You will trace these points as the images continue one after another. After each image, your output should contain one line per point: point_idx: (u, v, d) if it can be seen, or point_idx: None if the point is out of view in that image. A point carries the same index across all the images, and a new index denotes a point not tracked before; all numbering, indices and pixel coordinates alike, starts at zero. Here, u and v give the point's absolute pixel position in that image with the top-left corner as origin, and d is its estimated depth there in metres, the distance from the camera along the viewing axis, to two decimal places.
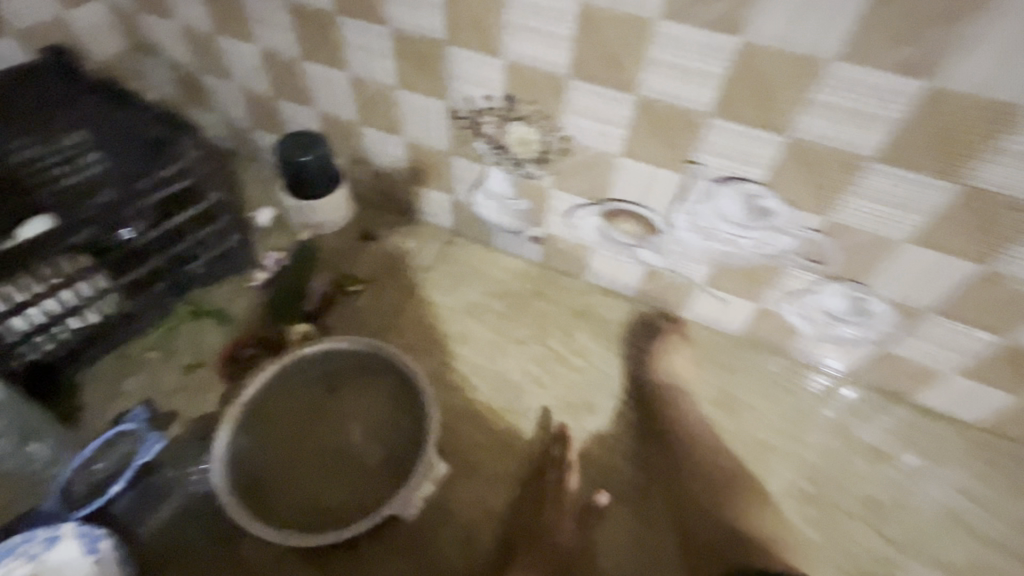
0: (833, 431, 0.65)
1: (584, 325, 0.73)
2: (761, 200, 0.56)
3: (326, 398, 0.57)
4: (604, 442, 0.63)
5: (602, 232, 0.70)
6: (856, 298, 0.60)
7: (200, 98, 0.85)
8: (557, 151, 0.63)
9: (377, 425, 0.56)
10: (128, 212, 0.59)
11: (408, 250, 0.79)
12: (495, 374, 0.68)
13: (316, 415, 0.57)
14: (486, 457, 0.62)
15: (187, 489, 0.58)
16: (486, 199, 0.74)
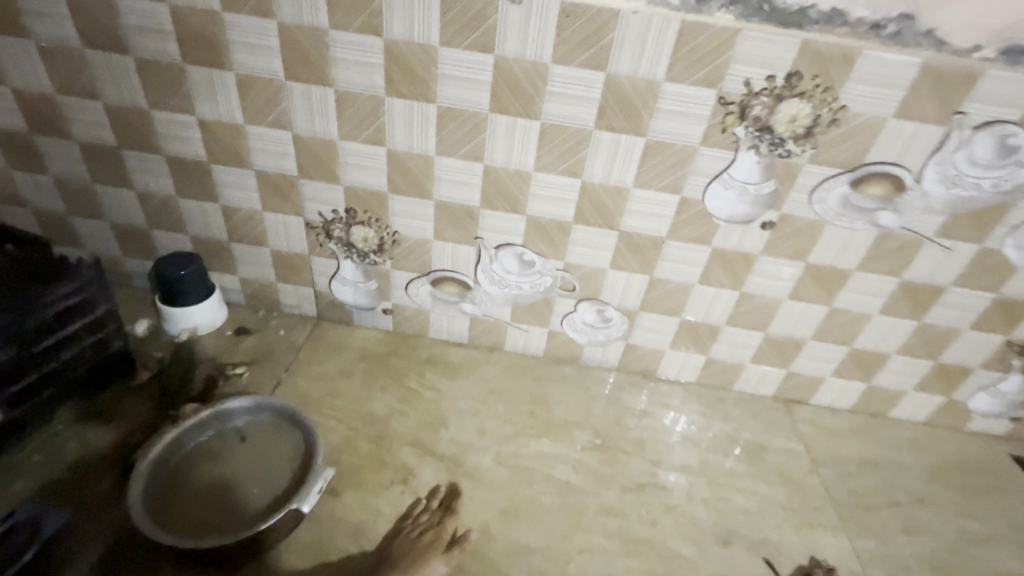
0: (612, 404, 0.94)
1: (432, 368, 0.96)
2: (526, 256, 0.88)
3: (219, 452, 0.70)
4: (457, 443, 0.83)
5: (433, 296, 0.96)
6: (599, 309, 0.93)
7: (67, 237, 0.97)
8: (391, 242, 0.90)
9: (264, 464, 0.69)
10: (29, 326, 0.70)
11: (282, 337, 0.97)
12: (365, 414, 0.86)
13: (208, 468, 0.68)
14: (367, 474, 0.77)
15: (100, 547, 0.63)
16: (342, 285, 0.97)
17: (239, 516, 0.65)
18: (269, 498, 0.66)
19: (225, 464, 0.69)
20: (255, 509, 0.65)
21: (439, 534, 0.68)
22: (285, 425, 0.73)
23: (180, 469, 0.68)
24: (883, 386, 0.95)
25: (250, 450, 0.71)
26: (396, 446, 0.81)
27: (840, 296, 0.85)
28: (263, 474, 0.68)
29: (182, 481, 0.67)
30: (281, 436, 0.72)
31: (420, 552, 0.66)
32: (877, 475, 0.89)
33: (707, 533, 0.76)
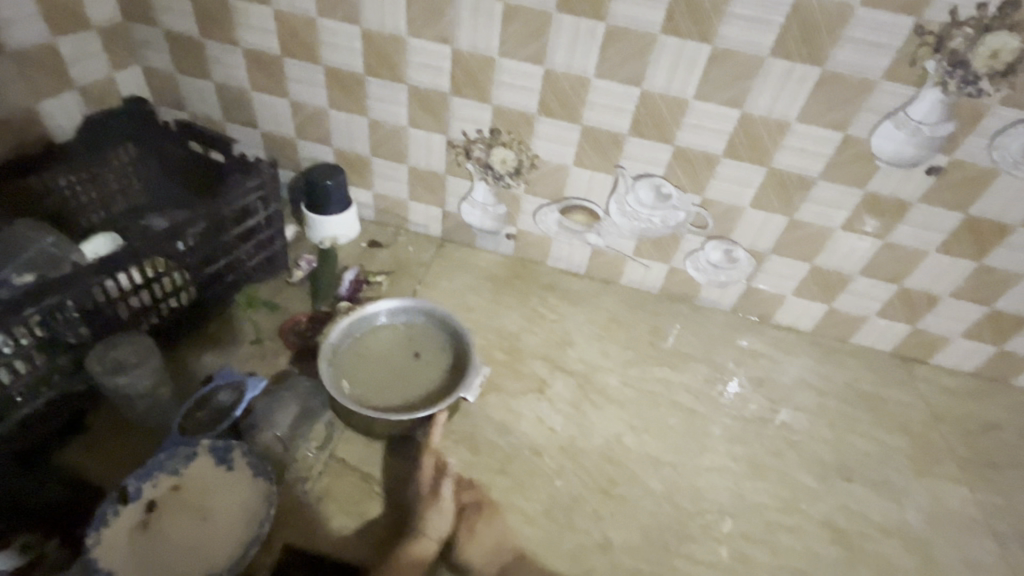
0: (727, 343, 0.96)
1: (553, 293, 1.00)
2: (663, 188, 0.89)
3: (383, 344, 0.77)
4: (584, 362, 0.87)
5: (560, 224, 0.98)
6: (727, 249, 0.93)
7: None
8: (528, 165, 0.92)
9: (426, 361, 0.75)
10: (216, 221, 0.76)
11: (412, 253, 1.03)
12: (496, 329, 0.91)
13: (374, 356, 0.75)
14: (505, 380, 0.82)
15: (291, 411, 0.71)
16: (472, 207, 1.01)
17: (405, 400, 0.71)
18: (433, 390, 0.72)
19: (388, 355, 0.76)
20: (421, 397, 0.71)
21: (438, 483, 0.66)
22: (440, 328, 0.78)
23: (355, 353, 0.75)
24: (1017, 352, 0.92)
25: (408, 346, 0.77)
26: (528, 358, 0.86)
27: (993, 252, 0.82)
28: (422, 367, 0.75)
29: (352, 364, 0.74)
30: (439, 339, 0.78)
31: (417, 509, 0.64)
32: (999, 437, 0.88)
33: (829, 468, 0.78)
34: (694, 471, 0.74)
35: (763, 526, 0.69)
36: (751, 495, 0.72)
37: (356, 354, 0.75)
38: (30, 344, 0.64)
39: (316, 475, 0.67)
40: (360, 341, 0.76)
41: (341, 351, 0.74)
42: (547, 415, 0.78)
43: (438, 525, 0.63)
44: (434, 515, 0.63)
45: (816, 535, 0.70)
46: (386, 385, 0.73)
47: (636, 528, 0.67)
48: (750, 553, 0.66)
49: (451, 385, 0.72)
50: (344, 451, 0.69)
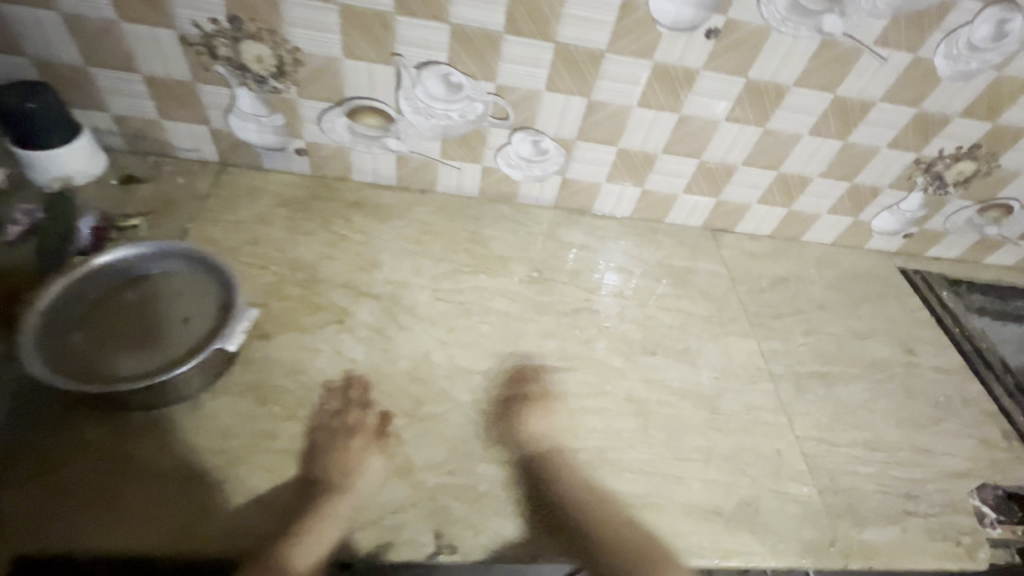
0: (549, 240, 0.94)
1: (359, 211, 0.89)
2: (452, 77, 0.79)
3: (124, 306, 0.66)
4: (393, 283, 0.80)
5: (352, 130, 0.86)
6: (535, 140, 0.87)
7: None
8: (292, 62, 0.77)
9: (182, 319, 0.66)
10: None
11: (181, 185, 0.86)
12: (290, 260, 0.80)
13: (112, 321, 0.65)
14: (299, 316, 0.73)
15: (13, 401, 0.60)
16: (243, 121, 0.84)
17: (151, 363, 0.62)
18: (184, 348, 0.63)
19: (130, 317, 0.66)
20: (168, 359, 0.62)
21: (365, 434, 0.64)
22: (196, 277, 0.69)
23: (87, 321, 0.64)
24: (801, 210, 1.00)
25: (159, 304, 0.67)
26: (328, 288, 0.77)
27: (774, 116, 0.84)
28: (175, 324, 0.66)
29: (81, 336, 0.63)
30: (197, 288, 0.68)
31: (353, 458, 0.61)
32: (787, 290, 0.97)
33: (636, 346, 0.81)
34: (504, 376, 0.73)
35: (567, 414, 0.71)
36: (559, 386, 0.74)
37: (88, 321, 0.64)
38: None
39: (52, 471, 0.56)
40: (92, 306, 0.65)
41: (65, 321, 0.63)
42: (348, 348, 0.71)
43: (373, 473, 0.61)
44: (372, 463, 0.62)
45: (619, 411, 0.73)
46: (128, 351, 0.63)
47: (441, 445, 0.65)
48: (554, 443, 0.67)
49: (207, 335, 0.64)
50: (90, 436, 0.59)
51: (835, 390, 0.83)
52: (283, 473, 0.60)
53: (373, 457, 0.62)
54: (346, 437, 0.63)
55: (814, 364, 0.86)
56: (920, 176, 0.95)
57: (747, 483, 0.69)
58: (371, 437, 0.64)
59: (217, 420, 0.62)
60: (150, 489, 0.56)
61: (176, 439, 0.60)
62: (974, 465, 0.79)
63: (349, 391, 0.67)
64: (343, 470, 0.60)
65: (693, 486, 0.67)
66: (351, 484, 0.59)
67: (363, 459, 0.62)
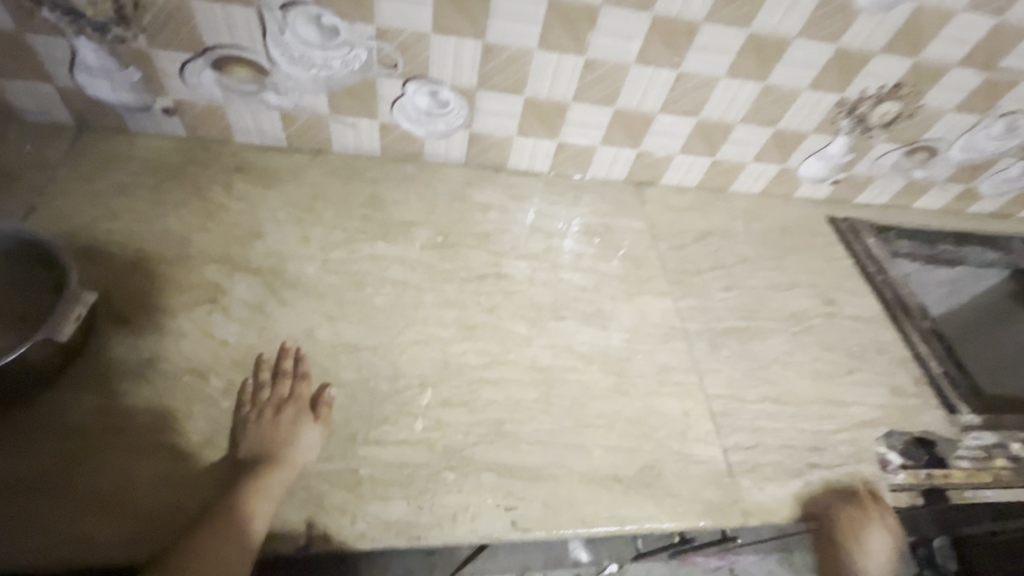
0: (458, 201, 0.87)
1: (243, 176, 0.81)
2: (324, 19, 0.70)
3: None
4: (278, 255, 0.74)
5: (222, 85, 0.76)
6: (431, 91, 0.79)
7: None
8: (133, 5, 0.67)
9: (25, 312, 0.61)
10: None
11: (29, 153, 0.76)
12: (158, 234, 0.72)
13: None
14: (164, 297, 0.66)
15: None
16: (92, 77, 0.74)
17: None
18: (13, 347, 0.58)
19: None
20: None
21: (298, 404, 0.60)
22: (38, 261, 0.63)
23: None
24: (726, 160, 0.95)
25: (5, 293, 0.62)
26: (201, 264, 0.70)
27: (687, 56, 0.78)
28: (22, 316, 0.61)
29: None
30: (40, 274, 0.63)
31: (283, 432, 0.58)
32: (710, 244, 0.94)
33: (545, 312, 0.77)
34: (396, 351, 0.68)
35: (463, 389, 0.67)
36: (458, 358, 0.69)
37: None
38: None
39: None
40: None
41: None
42: (221, 330, 0.65)
43: (309, 446, 0.58)
44: (308, 433, 0.59)
45: (521, 381, 0.69)
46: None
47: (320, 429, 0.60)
48: (447, 418, 0.64)
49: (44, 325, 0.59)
50: None
51: (750, 346, 0.82)
52: (144, 472, 0.54)
53: (308, 428, 0.59)
54: (275, 410, 0.59)
55: (730, 320, 0.84)
56: (844, 119, 0.91)
57: (650, 447, 0.67)
58: (304, 408, 0.60)
59: (59, 419, 0.56)
60: None
61: (8, 445, 0.54)
62: (883, 413, 0.79)
63: (282, 361, 0.64)
64: (274, 443, 0.57)
65: (593, 453, 0.65)
66: (287, 457, 0.56)
67: (296, 431, 0.58)
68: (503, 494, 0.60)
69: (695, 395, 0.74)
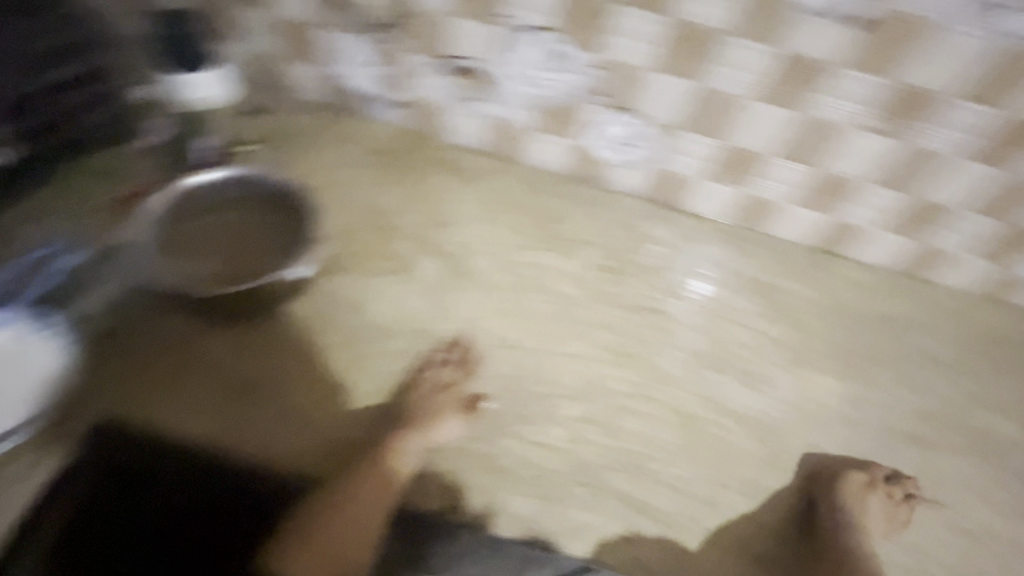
0: (629, 229, 0.89)
1: (445, 170, 0.91)
2: (556, 46, 0.75)
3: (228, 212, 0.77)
4: (462, 246, 0.81)
5: (449, 90, 0.86)
6: (633, 123, 0.82)
7: None
8: (401, 14, 0.77)
9: (264, 249, 0.77)
10: None
11: (293, 121, 0.93)
12: (371, 206, 0.84)
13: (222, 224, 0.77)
14: (368, 262, 0.77)
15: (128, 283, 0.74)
16: (350, 68, 0.87)
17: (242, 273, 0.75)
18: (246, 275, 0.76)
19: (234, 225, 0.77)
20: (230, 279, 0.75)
21: (451, 395, 0.69)
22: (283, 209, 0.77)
23: (200, 216, 0.77)
24: (942, 248, 0.82)
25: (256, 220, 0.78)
26: (401, 239, 0.80)
27: (928, 132, 0.69)
28: (263, 244, 0.76)
29: (197, 230, 0.76)
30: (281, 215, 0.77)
31: (432, 413, 0.67)
32: (894, 333, 0.84)
33: (698, 360, 0.77)
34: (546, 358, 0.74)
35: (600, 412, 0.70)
36: (607, 381, 0.73)
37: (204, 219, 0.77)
38: None
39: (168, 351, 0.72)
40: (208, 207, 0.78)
41: (185, 215, 0.76)
42: (408, 301, 0.75)
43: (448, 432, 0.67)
44: (450, 424, 0.67)
45: (662, 422, 0.72)
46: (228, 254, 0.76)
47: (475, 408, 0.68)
48: (587, 434, 0.69)
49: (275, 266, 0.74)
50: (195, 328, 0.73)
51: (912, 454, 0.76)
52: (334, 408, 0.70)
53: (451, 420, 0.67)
54: (431, 392, 0.69)
55: (898, 419, 0.78)
56: None
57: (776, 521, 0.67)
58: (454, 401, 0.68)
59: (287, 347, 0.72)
60: (227, 389, 0.70)
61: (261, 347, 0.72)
62: None
63: (451, 350, 0.72)
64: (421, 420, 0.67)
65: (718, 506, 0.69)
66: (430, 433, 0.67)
67: (440, 418, 0.67)
68: (623, 523, 0.67)
69: (831, 488, 0.70)
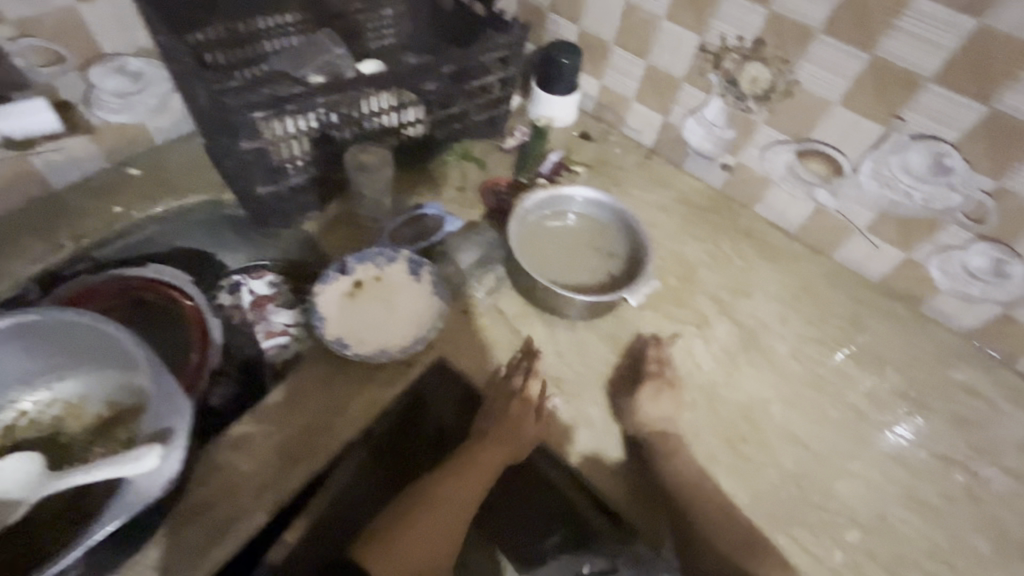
0: (941, 365, 0.80)
1: (749, 240, 0.91)
2: (947, 160, 0.72)
3: (569, 225, 0.79)
4: (759, 321, 0.81)
5: (790, 169, 0.86)
6: (998, 259, 0.74)
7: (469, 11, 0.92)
8: (782, 91, 0.80)
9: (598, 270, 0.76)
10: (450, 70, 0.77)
11: (617, 155, 1.01)
12: (676, 253, 0.88)
13: (560, 233, 0.79)
14: (668, 306, 0.80)
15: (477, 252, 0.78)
16: (697, 124, 0.92)
17: (571, 282, 0.75)
18: (582, 286, 0.75)
19: (569, 236, 0.79)
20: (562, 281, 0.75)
21: (524, 403, 0.69)
22: (622, 236, 0.79)
23: (544, 222, 0.79)
24: None
25: (591, 239, 0.79)
26: (700, 295, 0.83)
27: None
28: (595, 262, 0.77)
29: (538, 232, 0.78)
30: (619, 242, 0.79)
31: (505, 423, 0.69)
32: None
33: (1009, 544, 0.67)
34: (621, 388, 0.71)
35: (648, 439, 0.67)
36: (895, 521, 0.67)
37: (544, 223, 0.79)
38: (302, 133, 0.72)
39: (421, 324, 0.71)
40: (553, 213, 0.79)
41: (533, 215, 0.78)
42: (700, 356, 0.76)
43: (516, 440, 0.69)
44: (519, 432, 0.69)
45: None
46: (561, 262, 0.76)
47: (751, 489, 0.66)
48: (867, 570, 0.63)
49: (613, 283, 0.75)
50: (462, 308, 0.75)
51: None
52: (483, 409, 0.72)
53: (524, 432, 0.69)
54: (506, 401, 0.70)
55: None
56: None
57: None
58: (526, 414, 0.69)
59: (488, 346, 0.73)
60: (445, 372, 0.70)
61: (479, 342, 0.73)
62: None
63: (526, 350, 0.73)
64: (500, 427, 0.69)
65: None
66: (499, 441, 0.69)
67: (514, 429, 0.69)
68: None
69: None
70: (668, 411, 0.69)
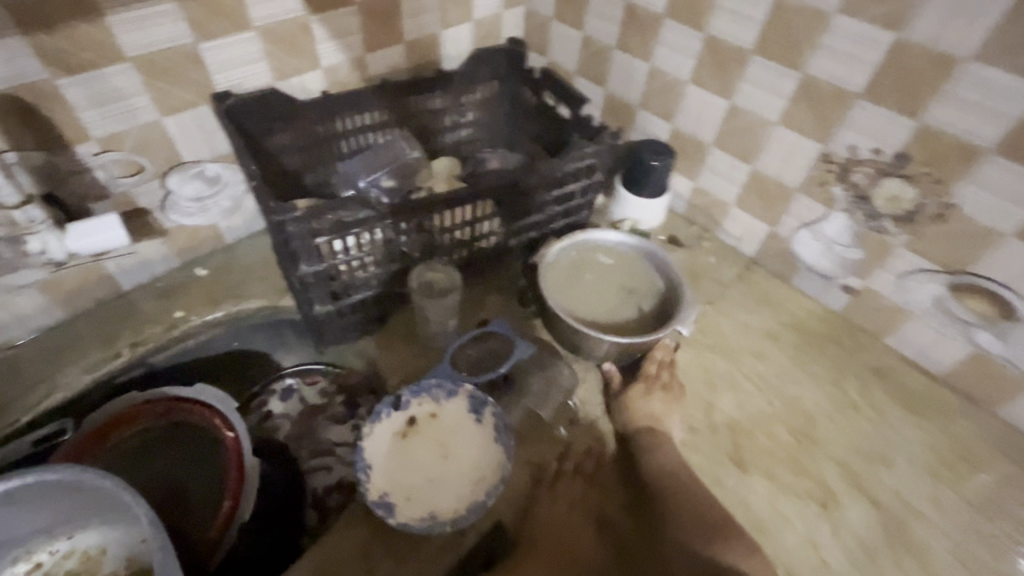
0: None
1: (882, 383, 0.75)
2: None
3: (601, 267, 0.75)
4: (904, 501, 0.65)
5: (937, 304, 0.70)
6: None
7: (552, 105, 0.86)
8: (932, 215, 0.65)
9: (634, 307, 0.72)
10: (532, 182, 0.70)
11: (712, 265, 0.87)
12: (789, 398, 0.73)
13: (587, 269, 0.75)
14: (784, 475, 0.66)
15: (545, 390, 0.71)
16: (814, 239, 0.78)
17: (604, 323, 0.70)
18: (614, 326, 0.70)
19: (597, 275, 0.74)
20: (599, 323, 0.70)
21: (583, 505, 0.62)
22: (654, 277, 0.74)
23: (575, 263, 0.75)
24: None
25: (619, 277, 0.75)
26: (824, 462, 0.68)
27: None
28: (626, 300, 0.72)
29: (565, 270, 0.74)
30: (652, 281, 0.74)
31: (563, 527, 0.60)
32: None
33: None
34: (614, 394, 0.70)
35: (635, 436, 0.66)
36: None
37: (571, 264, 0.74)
38: (369, 251, 0.67)
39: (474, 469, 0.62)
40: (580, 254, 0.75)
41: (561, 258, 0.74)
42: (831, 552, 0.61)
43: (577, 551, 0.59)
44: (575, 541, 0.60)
45: None
46: (587, 298, 0.72)
47: None
48: None
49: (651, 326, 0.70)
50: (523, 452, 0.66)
51: None
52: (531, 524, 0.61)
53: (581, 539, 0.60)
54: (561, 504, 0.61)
55: None
56: None
57: None
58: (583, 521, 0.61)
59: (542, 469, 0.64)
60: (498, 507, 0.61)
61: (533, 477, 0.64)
62: None
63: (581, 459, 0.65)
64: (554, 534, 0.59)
65: None
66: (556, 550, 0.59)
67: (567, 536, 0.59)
68: None
69: None
70: (656, 410, 0.67)
